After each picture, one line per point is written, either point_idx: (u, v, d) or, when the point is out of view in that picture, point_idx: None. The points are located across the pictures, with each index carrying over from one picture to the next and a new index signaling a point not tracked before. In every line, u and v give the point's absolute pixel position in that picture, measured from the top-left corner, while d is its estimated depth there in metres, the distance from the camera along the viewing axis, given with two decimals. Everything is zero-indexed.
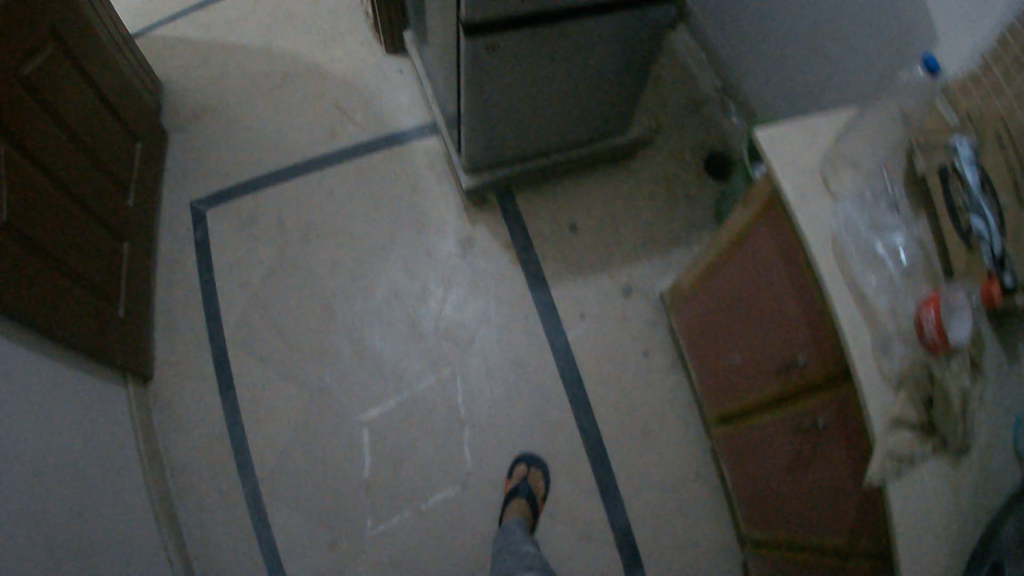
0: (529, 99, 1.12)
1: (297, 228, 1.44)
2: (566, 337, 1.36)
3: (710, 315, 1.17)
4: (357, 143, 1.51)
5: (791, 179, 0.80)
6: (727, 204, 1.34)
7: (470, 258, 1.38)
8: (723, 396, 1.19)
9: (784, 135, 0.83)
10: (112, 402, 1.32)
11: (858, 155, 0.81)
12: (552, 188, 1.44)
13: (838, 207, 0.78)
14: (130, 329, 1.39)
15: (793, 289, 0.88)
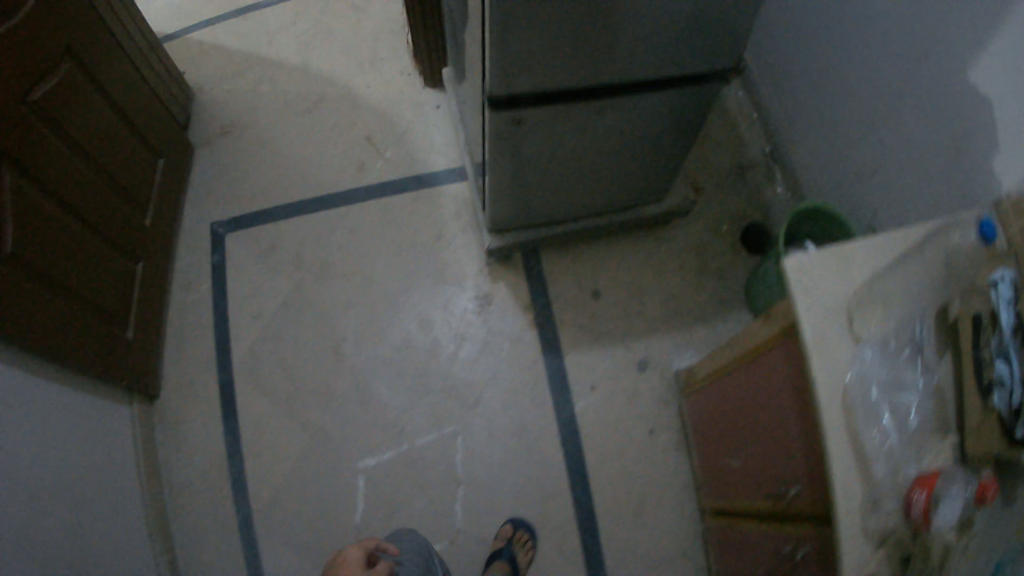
0: (548, 163, 1.05)
1: (314, 263, 1.43)
2: (574, 407, 1.31)
3: (718, 409, 1.09)
4: (383, 180, 1.47)
5: (815, 321, 0.68)
6: (761, 286, 1.26)
7: (486, 315, 1.34)
8: (721, 489, 1.12)
9: (815, 261, 0.70)
10: (117, 419, 1.33)
11: (892, 291, 0.70)
12: (577, 250, 1.41)
13: (860, 357, 0.68)
14: (139, 347, 1.40)
15: (799, 421, 0.80)
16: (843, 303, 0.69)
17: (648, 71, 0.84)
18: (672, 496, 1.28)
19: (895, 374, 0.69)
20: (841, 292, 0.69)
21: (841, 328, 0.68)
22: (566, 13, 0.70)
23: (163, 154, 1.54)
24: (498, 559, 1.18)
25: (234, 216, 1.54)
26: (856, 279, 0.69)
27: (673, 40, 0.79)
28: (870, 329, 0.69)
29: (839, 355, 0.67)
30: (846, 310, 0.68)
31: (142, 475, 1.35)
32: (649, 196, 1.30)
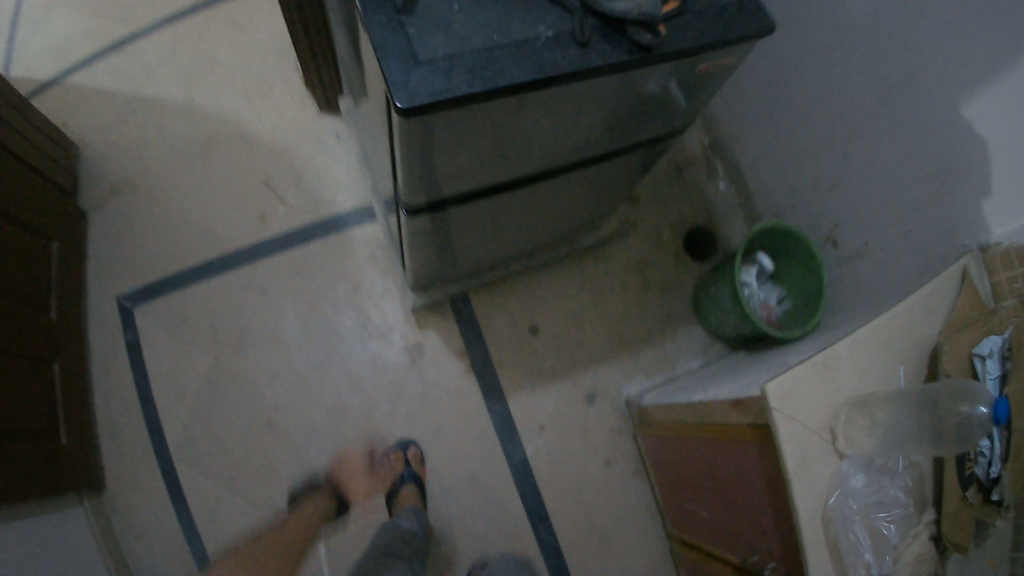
0: (494, 232, 1.00)
1: (228, 333, 1.31)
2: (525, 451, 1.23)
3: (677, 462, 1.13)
4: (288, 231, 1.31)
5: (799, 436, 0.77)
6: (708, 304, 1.32)
7: (419, 368, 1.24)
8: (690, 527, 1.15)
9: (792, 376, 0.78)
10: (67, 526, 1.26)
11: (863, 392, 0.81)
12: (508, 285, 1.26)
13: (840, 462, 0.79)
14: (77, 446, 1.33)
15: (771, 510, 0.85)
16: (822, 413, 0.78)
17: (590, 150, 0.82)
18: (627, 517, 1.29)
19: (878, 470, 0.80)
20: (820, 404, 0.78)
21: (821, 439, 0.78)
22: (499, 125, 0.65)
23: (56, 236, 1.40)
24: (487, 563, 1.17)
25: (148, 290, 1.42)
26: (831, 388, 0.79)
27: (613, 119, 0.76)
28: (848, 431, 0.80)
29: (820, 465, 0.78)
30: (825, 420, 0.78)
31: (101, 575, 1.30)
32: (573, 228, 1.19)
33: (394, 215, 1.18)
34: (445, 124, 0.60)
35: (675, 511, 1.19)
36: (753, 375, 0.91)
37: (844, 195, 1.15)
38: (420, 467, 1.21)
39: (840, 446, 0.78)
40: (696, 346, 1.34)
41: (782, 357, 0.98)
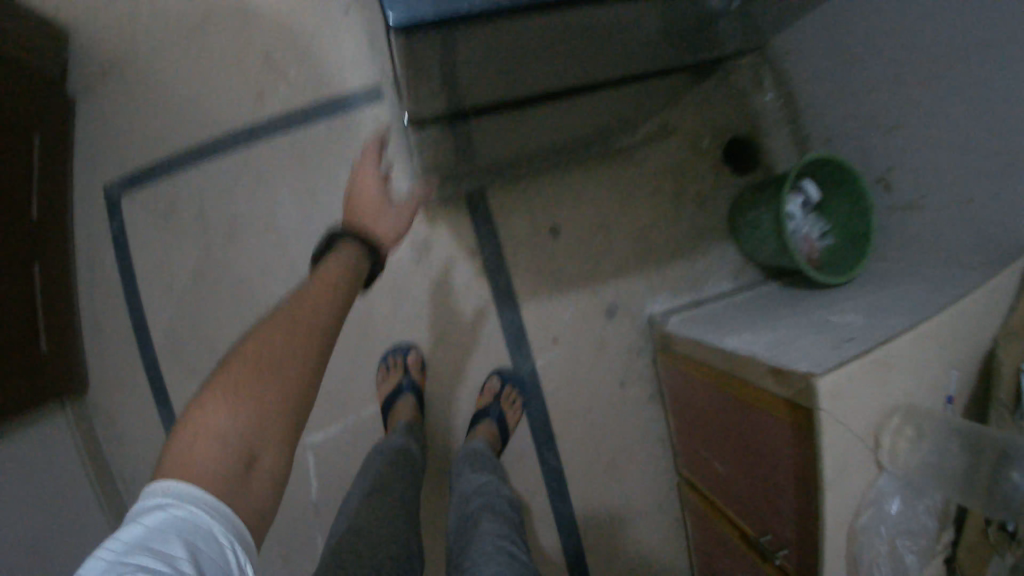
0: (517, 130, 0.96)
1: (220, 223, 1.22)
2: (534, 364, 1.17)
3: (703, 420, 1.10)
4: (290, 111, 1.21)
5: (840, 443, 0.76)
6: (746, 223, 1.20)
7: (426, 266, 1.14)
8: (697, 469, 1.18)
9: (847, 377, 0.74)
10: (43, 430, 1.21)
11: (915, 393, 0.77)
12: (529, 183, 1.16)
13: (877, 477, 0.79)
14: (58, 349, 1.25)
15: (796, 496, 0.84)
16: (868, 415, 0.76)
17: (617, 60, 0.74)
18: (634, 438, 1.26)
19: (916, 490, 0.78)
20: (868, 408, 0.75)
21: (864, 447, 0.77)
22: (524, 43, 0.56)
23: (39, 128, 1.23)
24: (484, 419, 1.13)
25: (135, 178, 1.30)
26: (884, 388, 0.75)
27: (658, 25, 0.65)
28: (894, 436, 0.77)
29: (855, 470, 0.77)
30: (871, 425, 0.76)
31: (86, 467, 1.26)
32: (603, 129, 1.09)
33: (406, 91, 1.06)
34: (467, 43, 0.52)
35: (687, 449, 1.20)
36: (796, 351, 0.86)
37: (904, 138, 1.06)
38: (419, 374, 1.13)
39: (880, 454, 0.77)
40: (722, 268, 1.28)
41: (826, 324, 0.93)
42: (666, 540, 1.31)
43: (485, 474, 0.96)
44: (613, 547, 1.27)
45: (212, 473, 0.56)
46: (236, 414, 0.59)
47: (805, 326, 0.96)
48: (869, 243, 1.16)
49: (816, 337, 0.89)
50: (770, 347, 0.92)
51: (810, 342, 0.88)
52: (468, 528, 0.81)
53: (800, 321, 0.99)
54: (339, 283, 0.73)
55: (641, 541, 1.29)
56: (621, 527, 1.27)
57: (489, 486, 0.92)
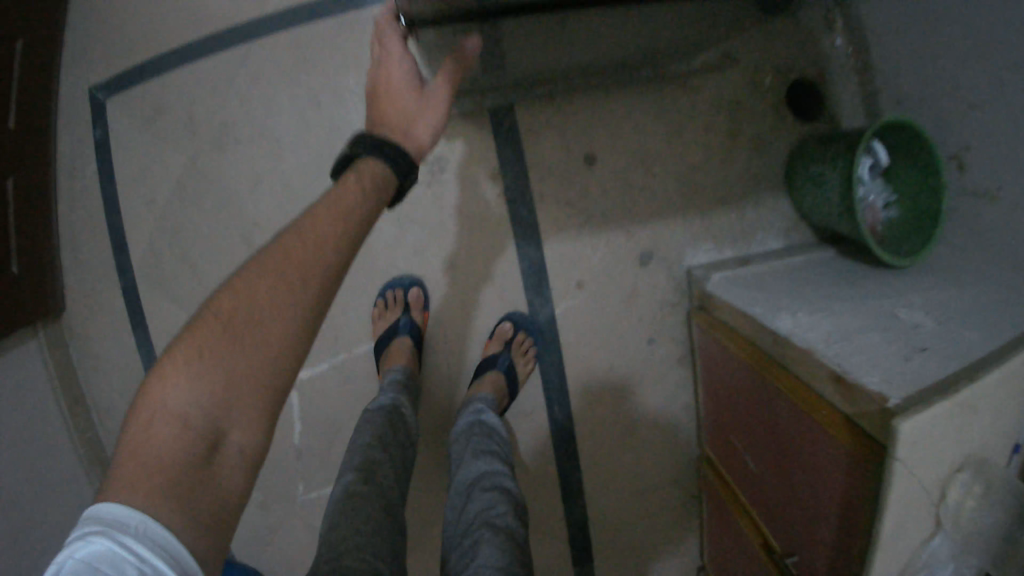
0: (545, 40, 0.80)
1: (212, 130, 1.09)
2: (552, 311, 1.04)
3: (740, 408, 0.96)
4: (296, 7, 1.06)
5: (909, 497, 0.61)
6: (807, 184, 1.04)
7: (438, 189, 1.00)
8: (725, 458, 1.04)
9: (934, 420, 0.58)
10: (17, 347, 1.10)
11: (988, 435, 0.64)
12: (563, 104, 1.01)
13: (930, 535, 0.66)
14: (35, 266, 1.13)
15: (839, 527, 0.72)
16: (944, 466, 0.62)
17: None
18: (657, 407, 1.12)
19: (968, 552, 0.68)
20: (947, 456, 0.62)
21: (929, 502, 0.63)
22: None
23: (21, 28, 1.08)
24: (493, 368, 1.00)
25: (127, 75, 1.17)
26: (967, 427, 0.62)
27: None
28: (960, 490, 0.66)
29: (915, 523, 0.64)
30: (942, 477, 0.63)
31: (59, 388, 1.17)
32: (653, 51, 0.94)
33: None
34: None
35: (717, 433, 1.06)
36: (863, 355, 0.73)
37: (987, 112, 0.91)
38: (420, 312, 1.00)
39: (940, 510, 0.65)
40: (773, 224, 1.15)
41: (890, 319, 0.79)
42: (682, 525, 1.17)
43: (491, 461, 0.80)
44: (621, 526, 1.15)
45: (176, 461, 0.48)
46: (200, 389, 0.50)
47: (869, 318, 0.81)
48: (941, 223, 0.97)
49: (884, 338, 0.75)
50: (828, 341, 0.78)
51: (880, 345, 0.74)
52: (465, 549, 0.65)
53: (859, 308, 0.85)
54: (351, 210, 0.60)
55: (653, 523, 1.16)
56: (631, 505, 1.14)
57: (493, 481, 0.76)
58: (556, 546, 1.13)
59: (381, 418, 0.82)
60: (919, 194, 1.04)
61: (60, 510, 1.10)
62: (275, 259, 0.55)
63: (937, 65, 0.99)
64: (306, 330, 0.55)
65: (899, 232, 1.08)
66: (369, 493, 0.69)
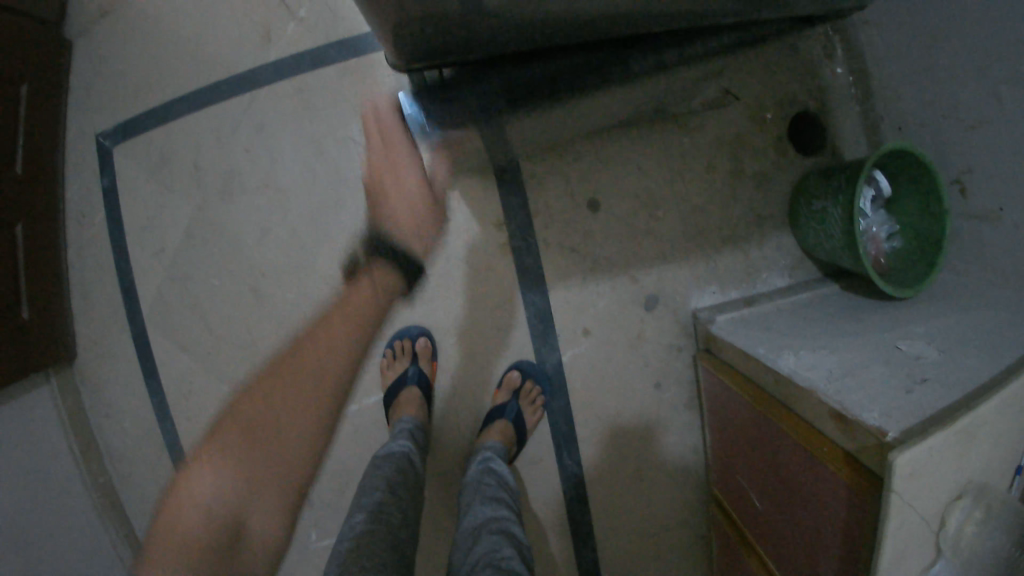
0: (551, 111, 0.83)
1: (218, 179, 1.10)
2: (559, 355, 1.05)
3: (744, 443, 0.98)
4: (298, 55, 1.07)
5: (908, 527, 0.67)
6: (808, 221, 1.05)
7: (443, 238, 1.01)
8: (729, 491, 1.06)
9: (927, 451, 0.63)
10: (32, 397, 1.11)
11: (984, 463, 0.69)
12: (566, 149, 1.02)
13: (932, 561, 0.71)
14: (45, 315, 1.13)
15: (841, 556, 0.75)
16: (941, 496, 0.67)
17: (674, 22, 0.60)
18: (665, 446, 1.13)
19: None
20: (943, 487, 0.67)
21: (929, 528, 0.69)
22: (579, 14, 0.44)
23: (26, 78, 1.10)
24: (500, 417, 1.01)
25: (132, 124, 1.18)
26: (963, 459, 0.67)
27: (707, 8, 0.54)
28: (960, 516, 0.71)
29: (915, 547, 0.69)
30: (941, 508, 0.68)
31: (73, 438, 1.17)
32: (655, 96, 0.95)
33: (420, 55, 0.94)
34: None
35: (720, 465, 1.08)
36: (865, 391, 0.76)
37: (991, 137, 0.90)
38: (429, 361, 1.01)
39: (943, 537, 0.70)
40: (777, 261, 1.15)
41: (894, 353, 0.82)
42: (693, 562, 1.18)
43: (496, 508, 0.82)
44: (631, 564, 1.15)
45: (272, 466, 0.79)
46: (224, 475, 0.72)
47: (873, 353, 0.84)
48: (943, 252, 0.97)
49: (885, 372, 0.79)
50: (830, 378, 0.82)
51: (882, 379, 0.77)
52: None
53: (860, 344, 0.87)
54: (366, 314, 0.89)
55: (664, 560, 1.16)
56: (641, 542, 1.15)
57: (499, 525, 0.78)
58: None
59: (391, 465, 0.85)
60: (923, 223, 1.03)
61: (79, 558, 1.11)
62: (292, 394, 0.82)
63: (940, 101, 0.99)
64: (317, 422, 0.86)
65: (904, 263, 1.07)
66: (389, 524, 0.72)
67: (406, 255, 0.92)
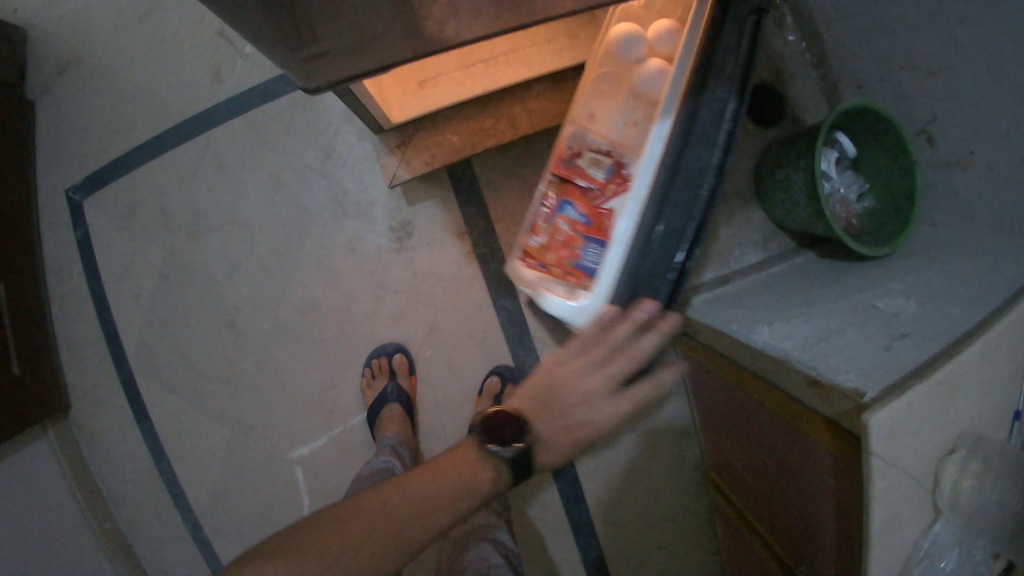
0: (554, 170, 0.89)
1: (185, 221, 1.12)
2: (538, 356, 1.05)
3: (732, 424, 0.98)
4: (249, 89, 1.09)
5: (898, 487, 0.67)
6: (778, 197, 1.03)
7: (408, 253, 1.03)
8: (724, 473, 1.06)
9: (902, 411, 0.64)
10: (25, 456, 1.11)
11: (969, 415, 0.69)
12: (520, 148, 1.02)
13: (933, 523, 0.71)
14: (35, 371, 1.15)
15: (838, 529, 0.74)
16: (929, 452, 0.68)
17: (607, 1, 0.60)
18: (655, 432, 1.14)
19: (974, 533, 0.72)
20: (930, 444, 0.67)
21: (922, 488, 0.68)
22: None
23: None
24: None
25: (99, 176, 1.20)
26: (949, 414, 0.67)
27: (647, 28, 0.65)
28: (956, 472, 0.70)
29: (909, 509, 0.69)
30: (933, 467, 0.68)
31: (74, 488, 1.18)
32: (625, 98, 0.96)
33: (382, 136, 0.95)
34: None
35: (713, 448, 1.08)
36: (840, 356, 0.76)
37: (952, 82, 0.88)
38: (407, 377, 1.02)
39: (937, 496, 0.70)
40: (749, 237, 1.14)
41: (872, 313, 0.82)
42: (698, 545, 1.18)
43: (487, 518, 0.92)
44: (637, 553, 1.16)
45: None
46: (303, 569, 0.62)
47: (849, 316, 0.84)
48: (917, 204, 0.96)
49: (861, 333, 0.79)
50: (805, 347, 0.82)
51: (859, 342, 0.77)
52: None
53: (838, 309, 0.87)
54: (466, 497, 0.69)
55: (669, 546, 1.17)
56: (648, 530, 1.16)
57: (488, 533, 0.88)
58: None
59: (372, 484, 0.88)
60: (894, 178, 1.00)
61: None
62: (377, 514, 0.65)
63: (891, 56, 0.98)
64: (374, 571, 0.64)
65: (879, 220, 1.04)
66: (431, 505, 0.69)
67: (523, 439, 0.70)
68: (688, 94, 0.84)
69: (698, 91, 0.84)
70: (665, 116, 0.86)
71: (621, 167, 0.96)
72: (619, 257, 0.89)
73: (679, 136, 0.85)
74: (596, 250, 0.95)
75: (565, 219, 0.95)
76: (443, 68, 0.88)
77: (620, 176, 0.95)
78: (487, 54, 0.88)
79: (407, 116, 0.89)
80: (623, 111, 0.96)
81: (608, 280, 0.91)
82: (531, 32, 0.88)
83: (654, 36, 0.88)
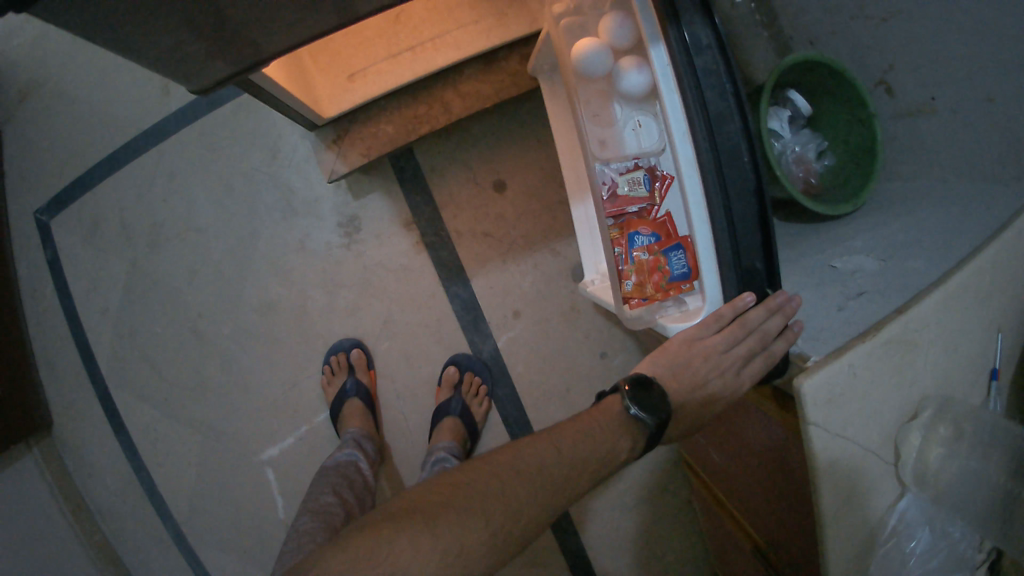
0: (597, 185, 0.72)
1: (144, 233, 1.13)
2: (496, 343, 1.06)
3: None
4: (195, 99, 1.10)
5: (848, 457, 0.64)
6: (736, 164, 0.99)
7: (360, 249, 1.05)
8: (698, 455, 1.04)
9: (837, 375, 0.62)
10: (11, 476, 1.10)
11: (927, 373, 0.65)
12: (463, 137, 1.02)
13: (897, 499, 0.66)
14: (23, 386, 1.14)
15: (797, 498, 0.71)
16: (881, 419, 0.65)
17: None
18: None
19: (947, 511, 0.65)
20: (883, 406, 0.65)
21: (879, 457, 0.65)
22: None
23: None
24: (447, 414, 1.01)
25: (44, 194, 1.18)
26: (903, 375, 0.65)
27: None
28: (921, 436, 0.65)
29: (869, 480, 0.65)
30: (891, 431, 0.65)
31: (61, 502, 1.17)
32: None
33: (321, 132, 0.94)
34: None
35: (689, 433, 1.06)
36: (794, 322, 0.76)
37: (900, 31, 0.84)
38: (365, 371, 1.04)
39: (901, 467, 0.66)
40: None
41: (827, 273, 0.80)
42: (675, 521, 1.19)
43: None
44: (617, 534, 1.18)
45: (501, 533, 0.58)
46: (465, 523, 0.57)
47: (805, 277, 0.82)
48: (879, 158, 0.90)
49: (818, 295, 0.78)
50: None
51: (815, 303, 0.78)
52: None
53: (796, 270, 0.85)
54: (603, 461, 0.66)
55: (648, 526, 1.18)
56: (622, 511, 1.18)
57: None
58: (550, 556, 1.18)
59: (337, 472, 0.92)
60: (852, 135, 0.95)
61: None
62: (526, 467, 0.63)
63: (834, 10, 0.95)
64: (521, 528, 0.60)
65: (838, 179, 0.99)
66: (565, 470, 0.64)
67: (651, 412, 0.66)
68: (682, 75, 0.64)
69: (686, 61, 0.63)
70: (670, 101, 0.66)
71: (656, 168, 0.77)
72: (714, 267, 0.69)
73: (697, 120, 0.64)
74: (684, 255, 0.74)
75: (637, 251, 0.75)
76: (370, 59, 0.87)
77: (661, 177, 0.77)
78: (414, 42, 0.87)
79: (337, 110, 0.88)
80: (624, 118, 0.81)
81: (715, 293, 0.70)
82: (457, 15, 0.86)
83: (604, 32, 0.76)
